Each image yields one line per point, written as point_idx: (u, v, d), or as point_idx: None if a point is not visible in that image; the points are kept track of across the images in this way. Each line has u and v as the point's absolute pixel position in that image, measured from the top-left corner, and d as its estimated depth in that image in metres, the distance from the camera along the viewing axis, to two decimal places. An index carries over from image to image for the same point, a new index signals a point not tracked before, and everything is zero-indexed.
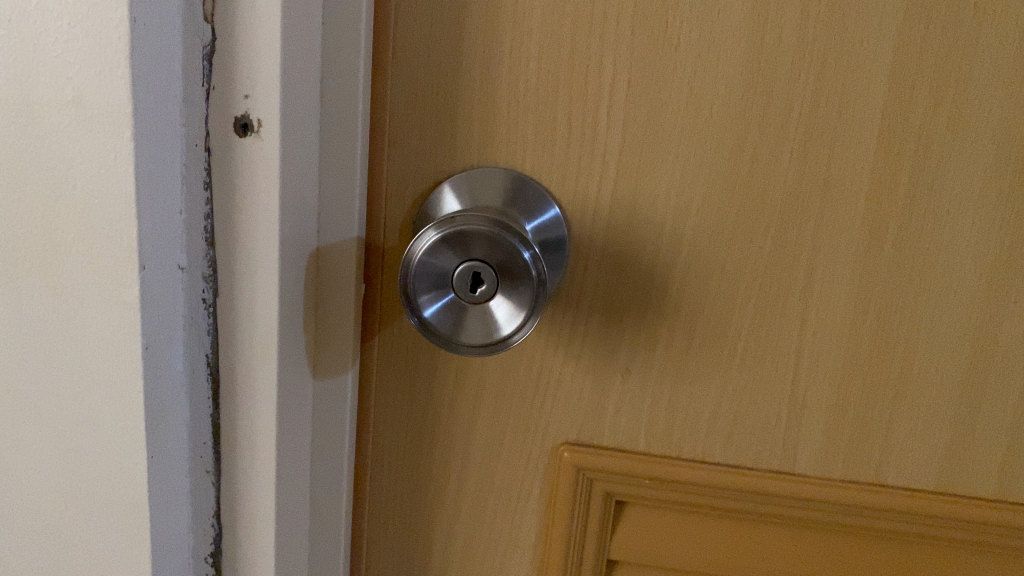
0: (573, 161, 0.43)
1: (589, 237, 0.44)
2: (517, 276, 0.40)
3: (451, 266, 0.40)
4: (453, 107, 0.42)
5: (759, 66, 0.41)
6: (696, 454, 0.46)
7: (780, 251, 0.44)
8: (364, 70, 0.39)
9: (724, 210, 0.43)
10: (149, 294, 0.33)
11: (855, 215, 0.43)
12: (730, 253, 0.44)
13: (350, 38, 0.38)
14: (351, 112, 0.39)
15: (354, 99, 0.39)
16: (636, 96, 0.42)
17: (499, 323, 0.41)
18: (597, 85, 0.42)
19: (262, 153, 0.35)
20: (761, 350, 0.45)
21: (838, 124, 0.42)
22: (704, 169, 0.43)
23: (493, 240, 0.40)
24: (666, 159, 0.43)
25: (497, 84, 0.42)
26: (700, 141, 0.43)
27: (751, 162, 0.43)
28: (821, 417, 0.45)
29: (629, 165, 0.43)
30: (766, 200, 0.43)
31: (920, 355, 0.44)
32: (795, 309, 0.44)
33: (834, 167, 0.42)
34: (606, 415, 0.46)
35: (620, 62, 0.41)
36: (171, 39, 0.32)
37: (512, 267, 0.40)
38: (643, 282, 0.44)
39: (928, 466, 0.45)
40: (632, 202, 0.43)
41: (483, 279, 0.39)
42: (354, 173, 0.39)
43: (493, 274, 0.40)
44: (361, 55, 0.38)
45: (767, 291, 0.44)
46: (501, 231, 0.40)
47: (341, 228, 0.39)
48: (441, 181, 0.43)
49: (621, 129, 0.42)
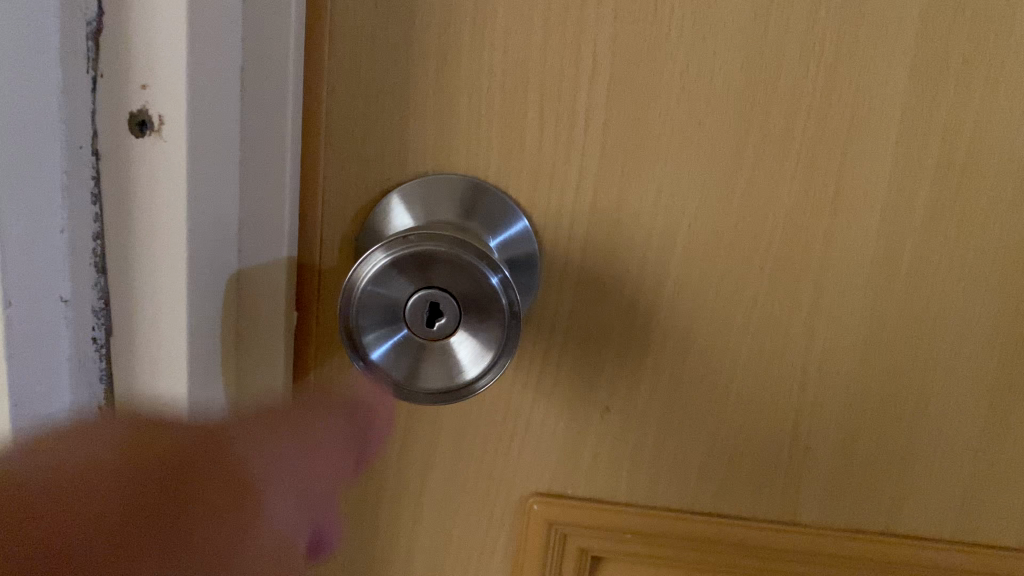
0: (544, 169, 0.37)
1: (563, 257, 0.38)
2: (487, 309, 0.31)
3: (403, 296, 0.31)
4: (403, 105, 0.36)
5: (762, 58, 0.35)
6: (684, 503, 0.41)
7: (783, 272, 0.38)
8: (293, 63, 0.34)
9: (719, 227, 0.37)
10: (18, 334, 0.28)
11: (868, 232, 0.37)
12: (726, 275, 0.38)
13: (276, 21, 0.32)
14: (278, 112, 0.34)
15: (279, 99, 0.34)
16: (618, 94, 0.36)
17: (466, 369, 0.32)
18: (574, 81, 0.35)
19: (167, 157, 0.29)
20: (759, 386, 0.39)
21: (851, 127, 0.36)
22: (697, 179, 0.37)
23: (453, 261, 0.30)
24: (653, 169, 0.37)
25: (458, 78, 0.36)
26: (693, 148, 0.36)
27: (750, 171, 0.37)
28: (826, 460, 0.40)
29: (610, 173, 0.37)
30: (768, 214, 0.37)
31: (933, 390, 0.39)
32: (798, 340, 0.39)
33: (845, 176, 0.37)
34: (583, 459, 0.40)
35: (601, 54, 0.35)
36: (42, 18, 0.26)
37: (479, 297, 0.31)
38: (625, 309, 0.38)
39: (937, 513, 0.41)
40: (614, 221, 0.37)
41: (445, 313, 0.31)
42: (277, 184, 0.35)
43: (456, 305, 0.31)
44: (288, 45, 0.33)
45: (767, 319, 0.38)
46: (462, 248, 0.30)
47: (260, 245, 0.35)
48: (389, 190, 0.37)
49: (601, 134, 0.36)
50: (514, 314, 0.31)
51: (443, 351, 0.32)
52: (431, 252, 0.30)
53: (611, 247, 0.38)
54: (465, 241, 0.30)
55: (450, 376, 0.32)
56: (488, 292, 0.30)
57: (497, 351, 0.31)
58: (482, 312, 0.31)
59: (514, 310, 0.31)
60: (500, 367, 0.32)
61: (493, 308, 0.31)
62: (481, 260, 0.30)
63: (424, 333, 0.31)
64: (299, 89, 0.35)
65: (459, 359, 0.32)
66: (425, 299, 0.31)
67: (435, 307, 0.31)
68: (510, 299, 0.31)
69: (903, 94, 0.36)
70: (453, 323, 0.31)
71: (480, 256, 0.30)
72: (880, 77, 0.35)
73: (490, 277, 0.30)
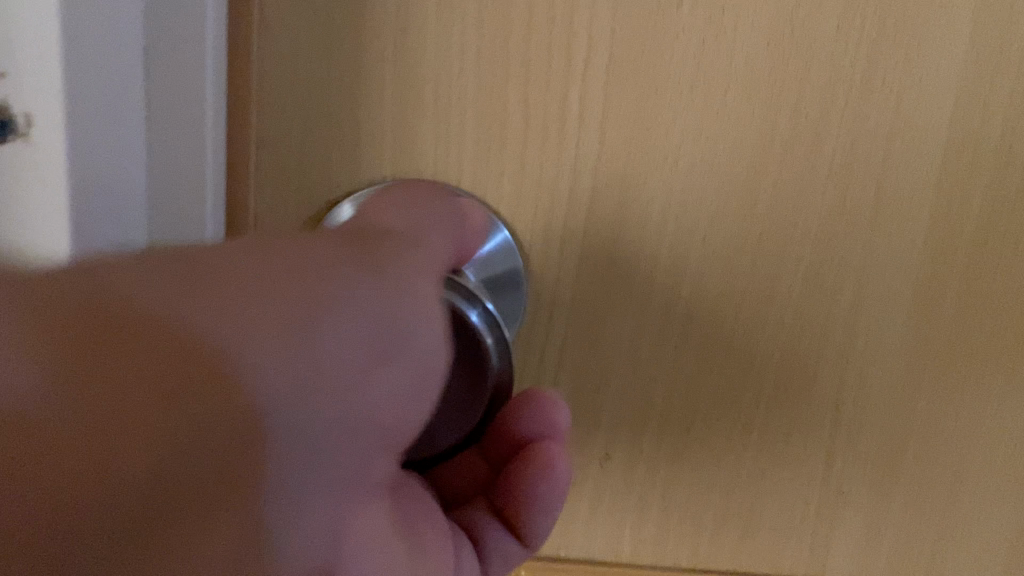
0: (530, 171, 0.31)
1: (554, 278, 0.32)
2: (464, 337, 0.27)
3: None
4: (355, 95, 0.29)
5: (792, 31, 0.29)
6: (696, 560, 0.35)
7: (812, 290, 0.32)
8: (211, 31, 0.27)
9: (739, 238, 0.31)
10: None
11: (914, 243, 0.31)
12: (747, 294, 0.32)
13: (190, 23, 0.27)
14: (192, 88, 0.28)
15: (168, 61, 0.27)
16: (620, 77, 0.29)
17: (472, 396, 0.28)
18: (564, 63, 0.29)
19: (43, 150, 0.26)
20: (783, 424, 0.33)
21: (896, 115, 0.30)
22: (713, 180, 0.31)
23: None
24: (661, 170, 0.30)
25: (424, 62, 0.29)
26: (708, 144, 0.30)
27: (777, 169, 0.31)
28: (861, 511, 0.34)
29: (610, 175, 0.31)
30: (797, 221, 0.31)
31: (988, 426, 0.33)
32: (829, 369, 0.33)
33: (889, 175, 0.31)
34: (578, 510, 0.34)
35: (597, 30, 0.29)
36: None
37: (459, 335, 0.27)
38: (628, 337, 0.32)
39: (987, 565, 0.35)
40: (614, 232, 0.31)
41: None
42: (184, 172, 0.29)
43: None
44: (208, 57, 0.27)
45: (795, 346, 0.32)
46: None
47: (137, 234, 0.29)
48: (336, 203, 0.30)
49: (598, 129, 0.30)
50: (503, 348, 0.28)
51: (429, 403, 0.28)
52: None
53: (612, 266, 0.31)
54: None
55: (448, 431, 0.28)
56: (470, 328, 0.27)
57: (499, 368, 0.28)
58: (463, 347, 0.28)
59: (502, 344, 0.28)
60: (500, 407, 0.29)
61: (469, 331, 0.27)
62: (453, 292, 0.26)
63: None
64: (223, 105, 0.29)
65: (461, 389, 0.28)
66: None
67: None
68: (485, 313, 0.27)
69: (958, 75, 0.30)
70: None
71: (453, 289, 0.26)
72: (932, 54, 0.29)
73: (469, 313, 0.27)
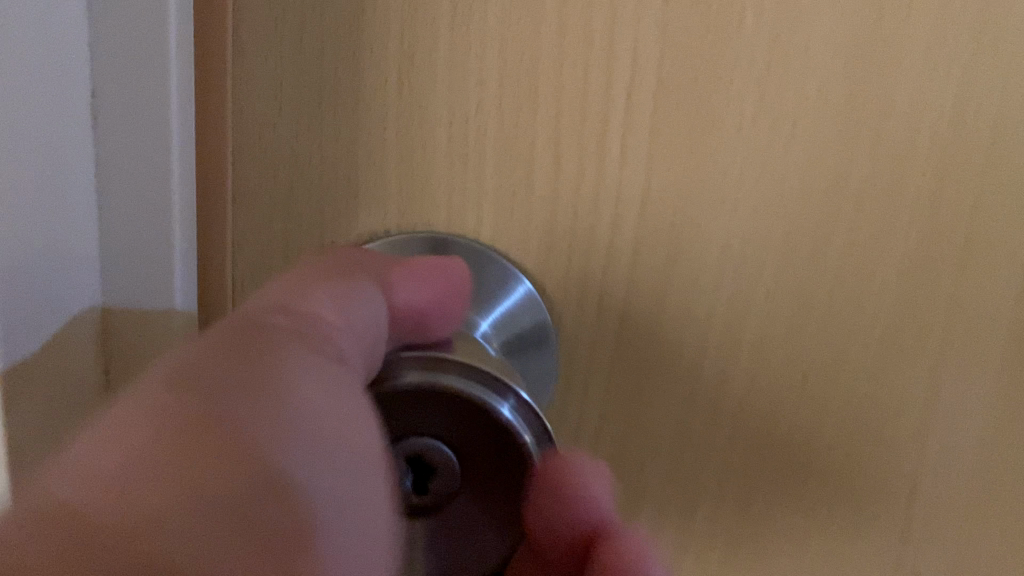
0: (562, 221, 0.26)
1: (592, 344, 0.27)
2: (496, 438, 0.21)
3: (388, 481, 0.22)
4: (355, 134, 0.25)
5: (874, 54, 0.24)
6: None
7: (891, 350, 0.27)
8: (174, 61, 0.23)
9: (805, 295, 0.27)
10: None
11: (1007, 298, 0.27)
12: (812, 359, 0.27)
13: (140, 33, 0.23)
14: (154, 134, 0.24)
15: (125, 109, 0.24)
16: (667, 109, 0.25)
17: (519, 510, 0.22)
18: (602, 91, 0.25)
19: None
20: (849, 502, 0.29)
21: (992, 152, 0.25)
22: (775, 231, 0.26)
23: (431, 391, 0.21)
24: (714, 219, 0.26)
25: (434, 92, 0.25)
26: (770, 188, 0.26)
27: (851, 215, 0.26)
28: None
29: (655, 225, 0.26)
30: (873, 275, 0.26)
31: None
32: (908, 441, 0.28)
33: (982, 220, 0.26)
34: None
35: (642, 52, 0.24)
36: None
37: (487, 429, 0.21)
38: (674, 408, 0.28)
39: None
40: (660, 289, 0.27)
41: (441, 471, 0.22)
42: (148, 238, 0.25)
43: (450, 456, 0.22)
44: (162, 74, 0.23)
45: (867, 418, 0.28)
46: (442, 370, 0.21)
47: (92, 298, 0.26)
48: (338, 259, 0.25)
49: (643, 169, 0.25)
50: (547, 443, 0.22)
51: (457, 516, 0.22)
52: (391, 386, 0.21)
53: (659, 327, 0.27)
54: (439, 360, 0.21)
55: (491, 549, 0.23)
56: (505, 427, 0.21)
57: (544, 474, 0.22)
58: (499, 453, 0.22)
59: (546, 442, 0.22)
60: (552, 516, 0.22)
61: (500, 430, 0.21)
62: (479, 382, 0.21)
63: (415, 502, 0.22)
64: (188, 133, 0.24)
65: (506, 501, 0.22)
66: (406, 450, 0.22)
67: (421, 458, 0.22)
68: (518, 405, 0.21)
69: None
70: (457, 476, 0.22)
71: (474, 376, 0.21)
72: None
73: (499, 405, 0.21)
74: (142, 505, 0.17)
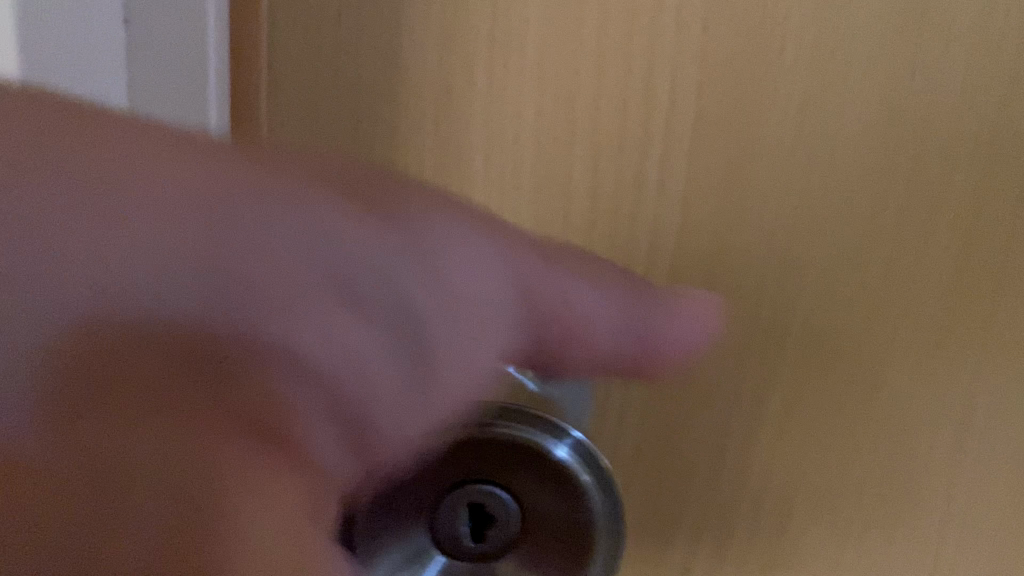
0: (606, 221, 0.30)
1: None
2: (556, 477, 0.26)
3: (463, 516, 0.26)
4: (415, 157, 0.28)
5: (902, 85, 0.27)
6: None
7: (930, 351, 0.29)
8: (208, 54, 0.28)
9: (840, 305, 0.29)
10: None
11: None
12: (846, 365, 0.29)
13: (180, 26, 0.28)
14: (191, 47, 0.31)
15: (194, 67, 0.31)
16: (707, 135, 0.28)
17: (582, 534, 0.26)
18: (643, 103, 0.29)
19: None
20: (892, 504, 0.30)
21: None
22: (811, 249, 0.28)
23: (506, 445, 0.26)
24: (752, 233, 0.29)
25: (497, 105, 0.30)
26: (806, 205, 0.28)
27: (884, 236, 0.28)
28: None
29: (691, 238, 0.29)
30: (911, 287, 0.28)
31: None
32: (946, 433, 0.29)
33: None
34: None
35: (680, 72, 0.28)
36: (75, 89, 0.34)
37: (553, 476, 0.26)
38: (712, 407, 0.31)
39: None
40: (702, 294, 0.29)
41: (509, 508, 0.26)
42: (145, 114, 0.25)
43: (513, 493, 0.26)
44: None
45: (903, 423, 0.29)
46: (502, 424, 0.26)
47: None
48: None
49: (684, 175, 0.29)
50: (607, 483, 0.26)
51: (530, 542, 0.26)
52: (462, 439, 0.26)
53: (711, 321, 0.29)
54: (504, 412, 0.26)
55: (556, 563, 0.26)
56: (563, 466, 0.26)
57: (600, 500, 0.26)
58: (559, 490, 0.26)
59: (601, 478, 0.26)
60: (611, 563, 0.27)
61: (559, 470, 0.26)
62: (539, 430, 0.26)
63: (480, 549, 0.26)
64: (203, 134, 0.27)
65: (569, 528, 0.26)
66: (479, 493, 0.26)
67: (482, 506, 0.26)
68: (572, 444, 0.26)
69: None
70: (520, 518, 0.26)
71: (532, 425, 0.26)
72: None
73: (557, 449, 0.26)
74: (138, 378, 0.22)
